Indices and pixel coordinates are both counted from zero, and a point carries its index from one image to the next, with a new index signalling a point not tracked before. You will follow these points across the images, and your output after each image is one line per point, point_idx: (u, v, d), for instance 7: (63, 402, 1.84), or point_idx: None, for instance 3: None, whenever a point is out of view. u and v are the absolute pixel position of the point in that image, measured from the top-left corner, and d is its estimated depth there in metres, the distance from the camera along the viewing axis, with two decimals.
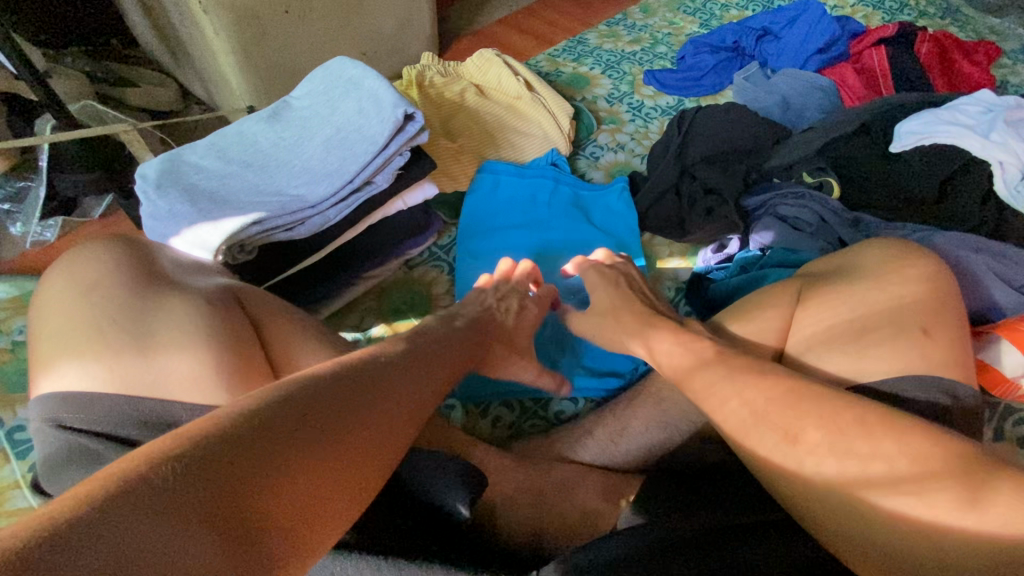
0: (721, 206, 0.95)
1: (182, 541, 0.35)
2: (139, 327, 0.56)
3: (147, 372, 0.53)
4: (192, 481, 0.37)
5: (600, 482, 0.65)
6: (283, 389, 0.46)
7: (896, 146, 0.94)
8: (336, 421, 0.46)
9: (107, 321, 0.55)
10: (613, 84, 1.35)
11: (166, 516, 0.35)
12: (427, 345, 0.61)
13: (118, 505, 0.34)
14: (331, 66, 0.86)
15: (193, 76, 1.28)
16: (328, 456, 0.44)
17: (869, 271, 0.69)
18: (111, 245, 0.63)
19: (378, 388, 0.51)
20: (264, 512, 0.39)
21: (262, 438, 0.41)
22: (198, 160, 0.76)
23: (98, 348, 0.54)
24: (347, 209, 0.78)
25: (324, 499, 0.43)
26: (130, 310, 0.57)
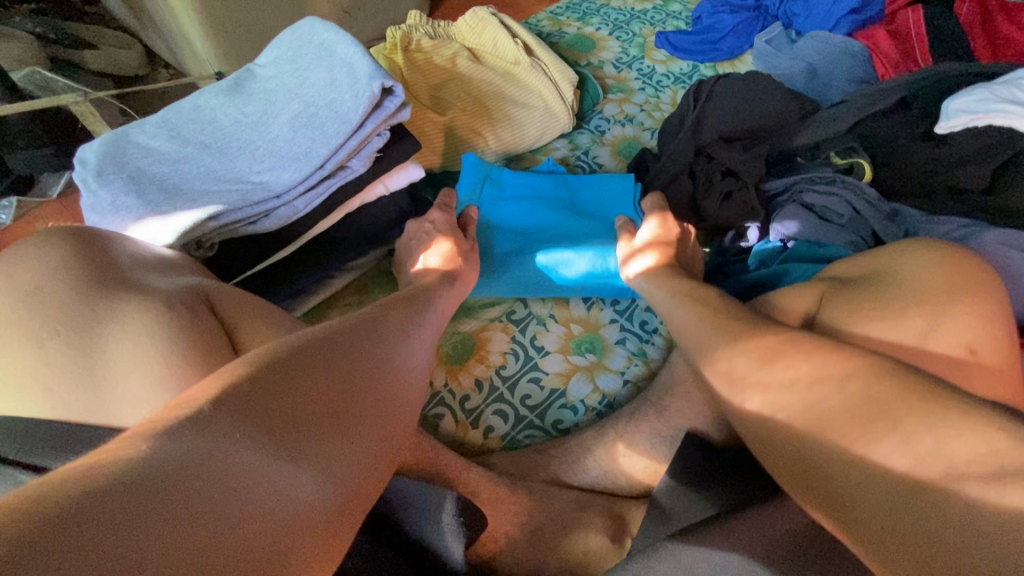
0: (740, 190, 0.86)
1: (228, 449, 0.34)
2: (88, 344, 0.48)
3: (97, 396, 0.47)
4: (241, 412, 0.36)
5: (600, 509, 0.60)
6: (305, 336, 0.46)
7: (940, 127, 0.81)
8: (363, 361, 0.47)
9: (53, 333, 0.49)
10: (621, 47, 1.22)
11: (221, 444, 0.34)
12: (431, 320, 0.61)
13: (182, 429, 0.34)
14: (299, 29, 0.74)
15: (157, 36, 1.16)
16: (364, 392, 0.45)
17: (910, 277, 0.60)
18: (68, 232, 0.55)
19: (387, 334, 0.52)
20: (302, 423, 0.39)
21: (300, 372, 0.42)
22: (148, 140, 0.67)
23: (43, 366, 0.48)
24: (318, 198, 0.68)
25: (371, 418, 0.44)
26: (78, 323, 0.49)
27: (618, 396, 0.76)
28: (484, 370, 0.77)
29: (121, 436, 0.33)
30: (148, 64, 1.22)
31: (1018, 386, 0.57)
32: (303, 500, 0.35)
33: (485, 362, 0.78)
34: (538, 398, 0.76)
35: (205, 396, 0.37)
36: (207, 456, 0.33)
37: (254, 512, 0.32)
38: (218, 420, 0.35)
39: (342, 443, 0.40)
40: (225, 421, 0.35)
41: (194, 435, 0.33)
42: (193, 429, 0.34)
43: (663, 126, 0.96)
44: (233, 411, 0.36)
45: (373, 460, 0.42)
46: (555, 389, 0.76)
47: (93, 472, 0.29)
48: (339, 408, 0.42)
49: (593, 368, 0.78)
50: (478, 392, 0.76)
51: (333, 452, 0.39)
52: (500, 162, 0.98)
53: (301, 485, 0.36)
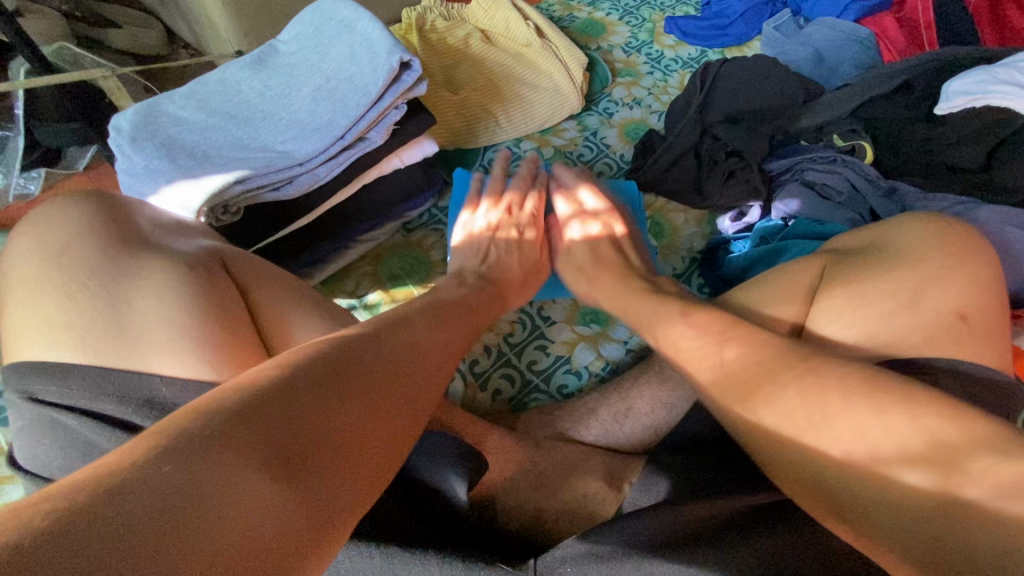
0: (743, 169, 0.89)
1: (232, 478, 0.34)
2: (110, 295, 0.50)
3: (118, 337, 0.48)
4: (259, 421, 0.37)
5: (602, 464, 0.63)
6: (327, 343, 0.46)
7: (940, 107, 0.84)
8: (379, 380, 0.45)
9: (80, 286, 0.50)
10: (631, 32, 1.24)
11: (225, 474, 0.33)
12: (457, 327, 0.60)
13: (190, 447, 0.34)
14: (320, 6, 0.77)
15: (178, 16, 1.19)
16: (383, 405, 0.44)
17: (903, 248, 0.63)
18: (85, 202, 0.58)
19: (410, 346, 0.52)
20: (310, 452, 0.38)
21: (320, 383, 0.42)
22: (177, 111, 0.70)
23: (70, 317, 0.49)
24: (338, 167, 0.72)
25: (385, 445, 0.43)
26: (101, 277, 0.51)
27: (621, 363, 0.80)
28: (493, 337, 0.81)
29: (142, 437, 0.35)
30: (168, 43, 1.25)
31: (1007, 352, 0.59)
32: (305, 534, 0.35)
33: (494, 330, 0.82)
34: (544, 364, 0.79)
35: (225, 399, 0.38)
36: (209, 486, 0.33)
37: (251, 550, 0.32)
38: (233, 428, 0.36)
39: (356, 458, 0.40)
40: (240, 430, 0.36)
41: (208, 444, 0.34)
42: (207, 437, 0.35)
43: (670, 107, 0.99)
44: (240, 433, 0.36)
45: (387, 475, 0.42)
46: (560, 357, 0.80)
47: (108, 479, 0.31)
48: (357, 422, 0.41)
49: (597, 337, 0.81)
50: (487, 357, 0.79)
51: (338, 481, 0.38)
52: (510, 140, 1.01)
53: (312, 498, 0.36)
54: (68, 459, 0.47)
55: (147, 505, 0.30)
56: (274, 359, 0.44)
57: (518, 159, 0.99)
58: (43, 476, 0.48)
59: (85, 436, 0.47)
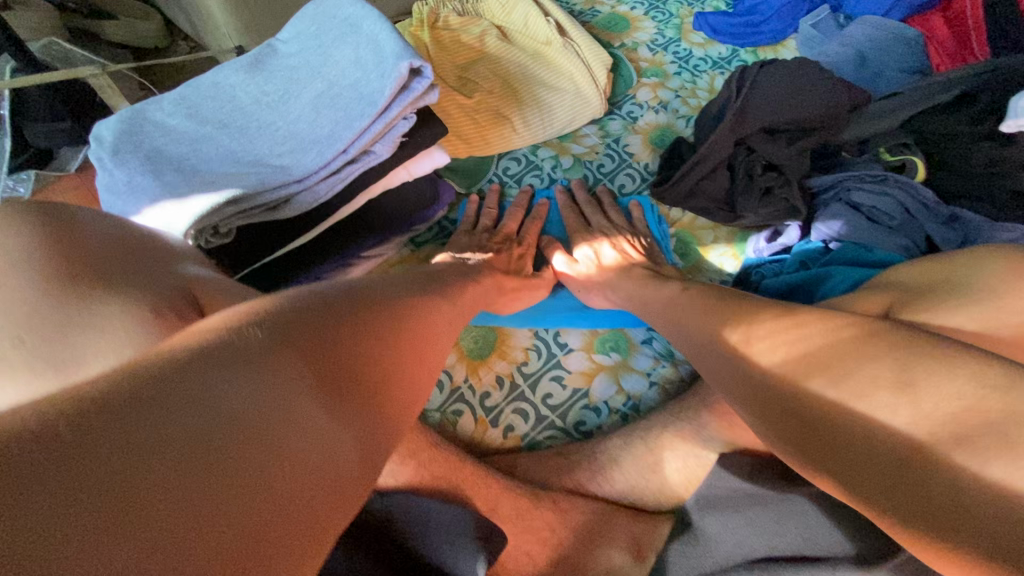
0: (782, 186, 0.81)
1: (279, 396, 0.31)
2: (49, 351, 0.38)
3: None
4: (275, 360, 0.33)
5: (626, 527, 0.58)
6: (325, 295, 0.43)
7: (1008, 124, 0.74)
8: (395, 332, 0.45)
9: (8, 346, 0.38)
10: (657, 28, 1.16)
11: (271, 392, 0.31)
12: (448, 304, 0.58)
13: (229, 358, 0.31)
14: (324, 2, 0.70)
15: (176, 7, 1.12)
16: (384, 360, 0.42)
17: (978, 293, 0.55)
18: (28, 215, 0.46)
19: (406, 312, 0.49)
20: (346, 386, 0.36)
21: (323, 330, 0.38)
22: (165, 118, 0.64)
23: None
24: (340, 183, 0.65)
25: (404, 395, 0.42)
26: (38, 325, 0.38)
27: (644, 400, 0.73)
28: (506, 366, 0.75)
29: (129, 366, 0.29)
30: (166, 35, 1.20)
31: None
32: (346, 464, 0.33)
33: (507, 358, 0.75)
34: (560, 398, 0.73)
35: (227, 333, 0.33)
36: (258, 395, 0.30)
37: (302, 468, 0.30)
38: (241, 362, 0.31)
39: (365, 409, 0.37)
40: (251, 363, 0.32)
41: (217, 372, 0.30)
42: (216, 365, 0.30)
43: (701, 114, 0.91)
44: (281, 356, 0.34)
45: (391, 433, 0.39)
46: (579, 389, 0.74)
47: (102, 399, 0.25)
48: (362, 372, 0.39)
49: (618, 368, 0.75)
50: (499, 390, 0.73)
51: (370, 420, 0.37)
52: (527, 147, 0.95)
53: (330, 444, 0.32)
54: None
55: (192, 411, 0.27)
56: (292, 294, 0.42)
57: (534, 169, 0.94)
58: None
59: None
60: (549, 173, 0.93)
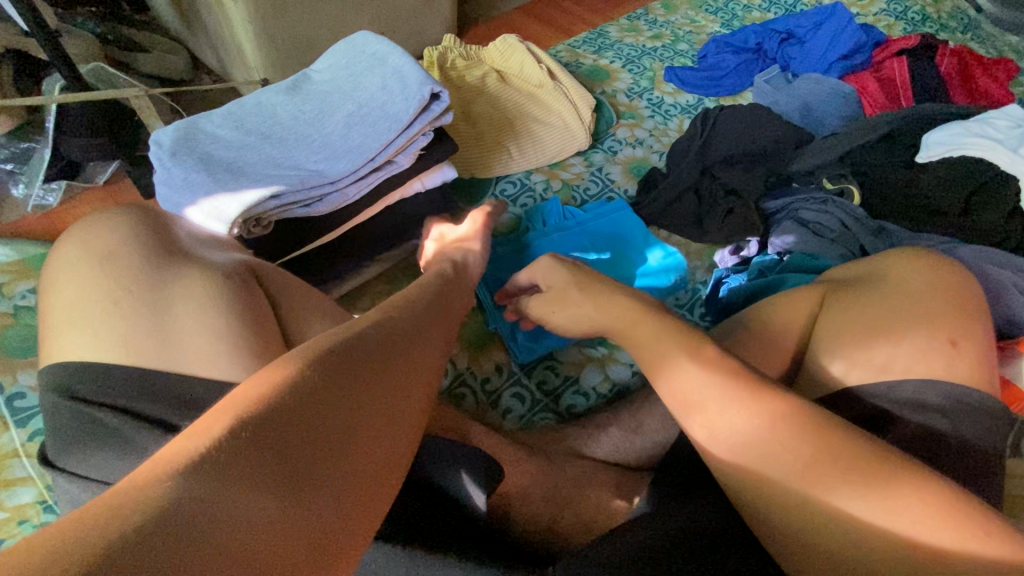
0: (741, 207, 0.94)
1: (249, 498, 0.34)
2: (156, 300, 0.52)
3: (165, 345, 0.50)
4: (250, 461, 0.36)
5: (611, 477, 0.65)
6: (313, 353, 0.45)
7: (921, 156, 0.94)
8: (387, 384, 0.47)
9: (125, 291, 0.52)
10: (633, 79, 1.33)
11: (242, 492, 0.34)
12: (447, 335, 0.58)
13: (205, 463, 0.34)
14: (355, 40, 0.83)
15: (205, 44, 1.25)
16: (362, 421, 0.43)
17: (894, 282, 0.67)
18: (123, 213, 0.60)
19: (400, 355, 0.50)
20: (322, 469, 0.39)
21: (307, 405, 0.41)
22: (215, 129, 0.74)
23: (115, 320, 0.51)
24: (366, 187, 0.76)
25: (391, 452, 0.44)
26: (146, 283, 0.53)
27: (628, 384, 0.82)
28: (503, 356, 0.83)
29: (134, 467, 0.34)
30: (192, 69, 1.30)
31: (995, 380, 0.63)
32: (321, 545, 0.36)
33: (504, 349, 0.84)
34: (553, 385, 0.81)
35: (215, 427, 0.37)
36: (227, 500, 0.34)
37: (273, 558, 0.34)
38: (218, 465, 0.35)
39: (344, 479, 0.40)
40: (218, 464, 0.34)
41: (197, 480, 0.33)
42: (189, 476, 0.33)
43: (671, 150, 1.05)
44: (255, 450, 0.36)
45: (375, 489, 0.42)
46: (570, 377, 0.82)
47: (87, 527, 0.29)
48: (340, 442, 0.41)
49: (604, 360, 0.84)
50: (498, 376, 0.81)
51: (348, 493, 0.40)
52: (521, 172, 1.05)
53: (295, 530, 0.35)
54: (104, 456, 0.46)
55: (171, 526, 0.31)
56: (279, 361, 0.44)
57: (528, 191, 1.03)
58: (73, 471, 0.47)
59: (124, 435, 0.47)
60: (541, 194, 1.03)
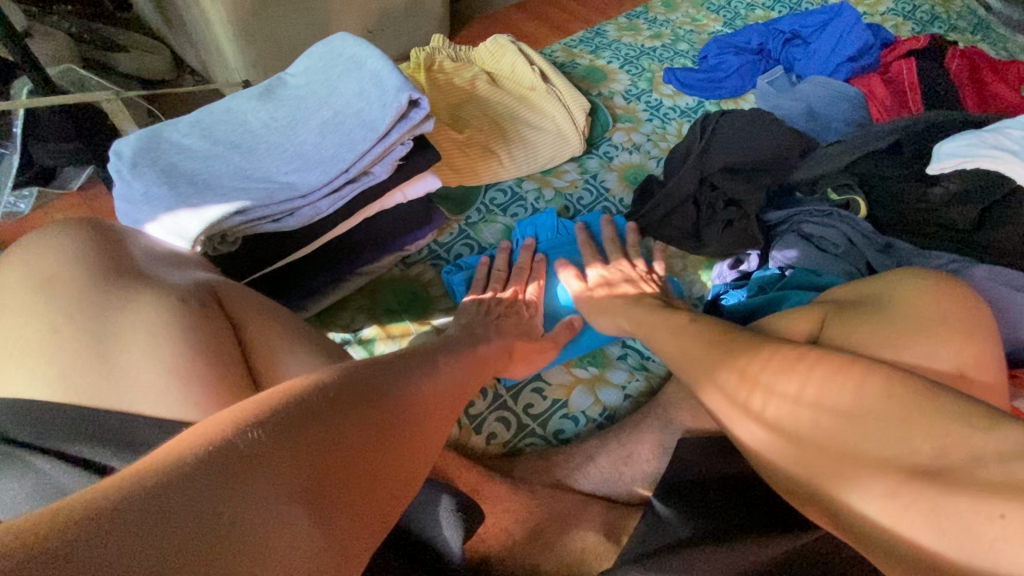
0: (742, 219, 0.90)
1: (276, 505, 0.33)
2: (98, 327, 0.48)
3: (106, 379, 0.46)
4: (280, 464, 0.35)
5: (599, 512, 0.62)
6: (340, 371, 0.45)
7: (932, 166, 0.88)
8: (408, 408, 0.47)
9: (67, 319, 0.48)
10: (631, 80, 1.28)
11: (269, 498, 0.33)
12: (455, 368, 0.58)
13: (234, 461, 0.33)
14: (332, 42, 0.78)
15: (186, 43, 1.20)
16: (385, 440, 0.43)
17: (903, 306, 0.63)
18: (74, 230, 0.56)
19: (420, 385, 0.51)
20: (344, 485, 0.38)
21: (330, 415, 0.40)
22: (181, 138, 0.70)
23: (54, 352, 0.47)
24: (341, 200, 0.71)
25: (406, 477, 0.44)
26: (89, 309, 0.49)
27: (619, 408, 0.78)
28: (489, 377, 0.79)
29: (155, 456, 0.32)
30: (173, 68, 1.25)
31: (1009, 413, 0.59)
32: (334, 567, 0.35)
33: None
34: (541, 408, 0.77)
35: (242, 423, 0.36)
36: (255, 502, 0.32)
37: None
38: (246, 465, 0.33)
39: (358, 497, 0.39)
40: (248, 463, 0.33)
41: (225, 478, 0.32)
42: (218, 470, 0.32)
43: (671, 155, 1.00)
44: (285, 455, 0.35)
45: (387, 514, 0.41)
46: (559, 400, 0.78)
47: (107, 518, 0.28)
48: (362, 459, 0.40)
49: (594, 381, 0.80)
50: (482, 399, 0.77)
51: (364, 514, 0.39)
52: (512, 180, 1.01)
53: (313, 547, 0.34)
54: (36, 507, 0.43)
55: (195, 524, 0.30)
56: (309, 372, 0.44)
57: (518, 200, 0.99)
58: None
59: (57, 483, 0.43)
60: (531, 204, 0.98)
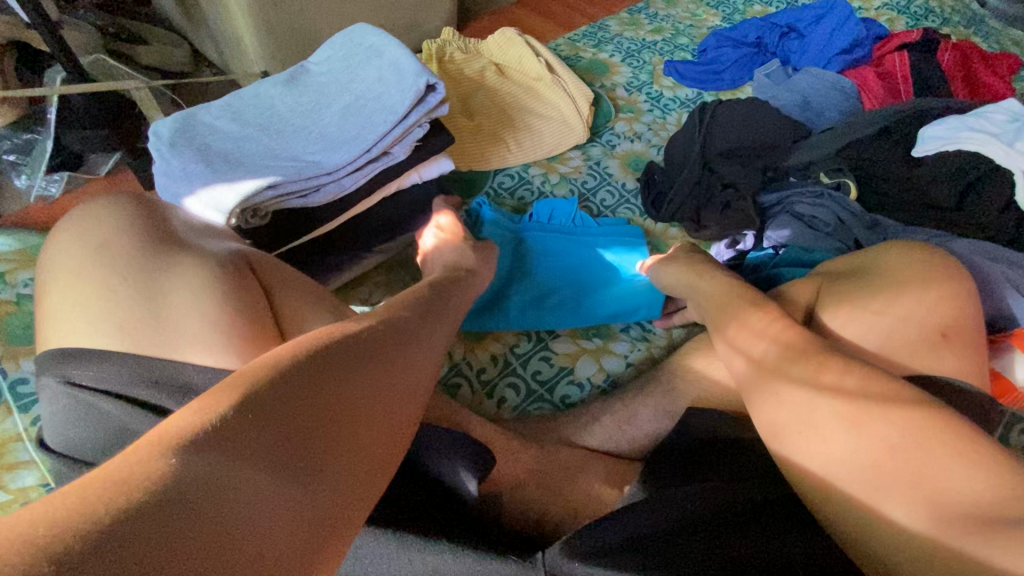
0: (738, 200, 0.95)
1: (251, 477, 0.35)
2: (151, 287, 0.53)
3: (161, 332, 0.51)
4: (251, 440, 0.36)
5: (603, 465, 0.66)
6: (310, 345, 0.46)
7: (917, 149, 0.93)
8: (383, 376, 0.48)
9: (120, 280, 0.53)
10: (633, 73, 1.33)
11: (243, 468, 0.35)
12: (438, 330, 0.60)
13: (205, 440, 0.35)
14: (352, 32, 0.83)
15: (206, 37, 1.25)
16: (359, 409, 0.44)
17: (887, 275, 0.67)
18: (119, 204, 0.61)
19: (396, 351, 0.51)
20: (320, 453, 0.39)
21: (300, 388, 0.41)
22: (213, 121, 0.75)
23: (110, 307, 0.52)
24: (363, 178, 0.76)
25: (384, 441, 0.45)
26: (140, 271, 0.54)
27: (622, 375, 0.83)
28: (499, 347, 0.84)
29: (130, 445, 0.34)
30: (194, 62, 1.31)
31: (986, 372, 0.63)
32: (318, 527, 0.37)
33: (501, 340, 0.85)
34: (548, 375, 0.82)
35: (221, 404, 0.38)
36: (231, 475, 0.34)
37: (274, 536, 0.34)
38: (217, 442, 0.35)
39: (337, 463, 0.40)
40: (218, 441, 0.35)
41: (196, 456, 0.33)
42: (201, 448, 0.34)
43: (672, 141, 1.05)
44: (255, 430, 0.37)
45: (369, 478, 0.43)
46: (566, 369, 0.83)
47: (103, 495, 0.30)
48: (336, 428, 0.41)
49: (598, 351, 0.85)
50: (493, 367, 0.82)
51: (345, 478, 0.40)
52: (519, 166, 1.06)
53: (294, 511, 0.36)
54: (106, 441, 0.48)
55: (175, 496, 0.31)
56: (277, 350, 0.45)
57: (526, 184, 1.03)
58: (77, 455, 0.49)
59: (123, 421, 0.48)
60: (538, 187, 1.03)
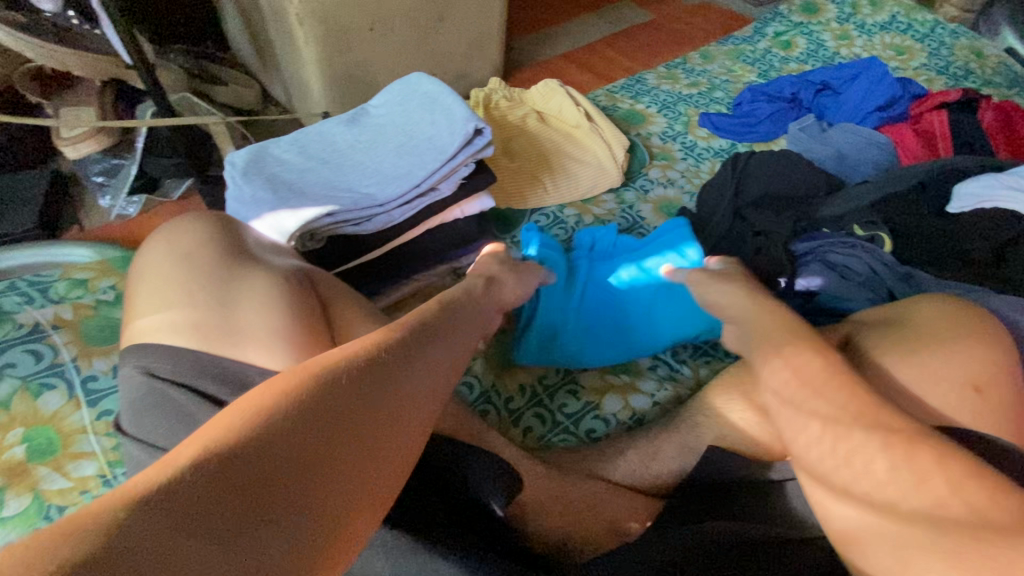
0: (771, 246, 0.94)
1: (286, 473, 0.38)
2: (223, 294, 0.59)
3: (226, 335, 0.56)
4: (286, 439, 0.39)
5: (626, 498, 0.67)
6: (348, 350, 0.48)
7: (953, 205, 0.94)
8: (412, 382, 0.49)
9: (199, 286, 0.59)
10: (668, 123, 1.39)
11: (279, 467, 0.38)
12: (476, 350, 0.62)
13: (244, 438, 0.37)
14: (410, 80, 0.92)
15: (276, 79, 1.39)
16: (387, 412, 0.46)
17: (919, 327, 0.68)
18: (203, 221, 0.68)
19: (431, 359, 0.53)
20: (349, 452, 0.42)
21: (336, 392, 0.43)
22: (282, 154, 0.83)
23: (190, 309, 0.58)
24: (412, 211, 0.83)
25: (410, 444, 0.47)
26: (216, 279, 0.60)
27: (647, 412, 0.84)
28: (528, 377, 0.87)
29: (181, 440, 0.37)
30: (262, 101, 1.44)
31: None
32: (343, 521, 0.40)
33: (529, 371, 0.87)
34: (575, 408, 0.84)
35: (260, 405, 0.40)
36: (267, 472, 0.37)
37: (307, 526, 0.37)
38: (255, 439, 0.38)
39: (364, 463, 0.43)
40: (257, 439, 0.38)
41: (238, 454, 0.36)
42: (242, 445, 0.37)
43: (704, 190, 1.07)
44: (289, 430, 0.39)
45: (394, 480, 0.45)
46: (592, 403, 0.84)
47: (151, 488, 0.33)
48: (365, 431, 0.44)
49: (626, 387, 0.86)
50: (521, 396, 0.84)
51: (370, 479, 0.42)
52: (555, 206, 1.11)
53: (324, 506, 0.39)
54: (172, 429, 0.53)
55: (217, 490, 0.34)
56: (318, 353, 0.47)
57: (560, 223, 1.08)
58: (146, 441, 0.54)
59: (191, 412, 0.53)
60: (572, 227, 1.07)
